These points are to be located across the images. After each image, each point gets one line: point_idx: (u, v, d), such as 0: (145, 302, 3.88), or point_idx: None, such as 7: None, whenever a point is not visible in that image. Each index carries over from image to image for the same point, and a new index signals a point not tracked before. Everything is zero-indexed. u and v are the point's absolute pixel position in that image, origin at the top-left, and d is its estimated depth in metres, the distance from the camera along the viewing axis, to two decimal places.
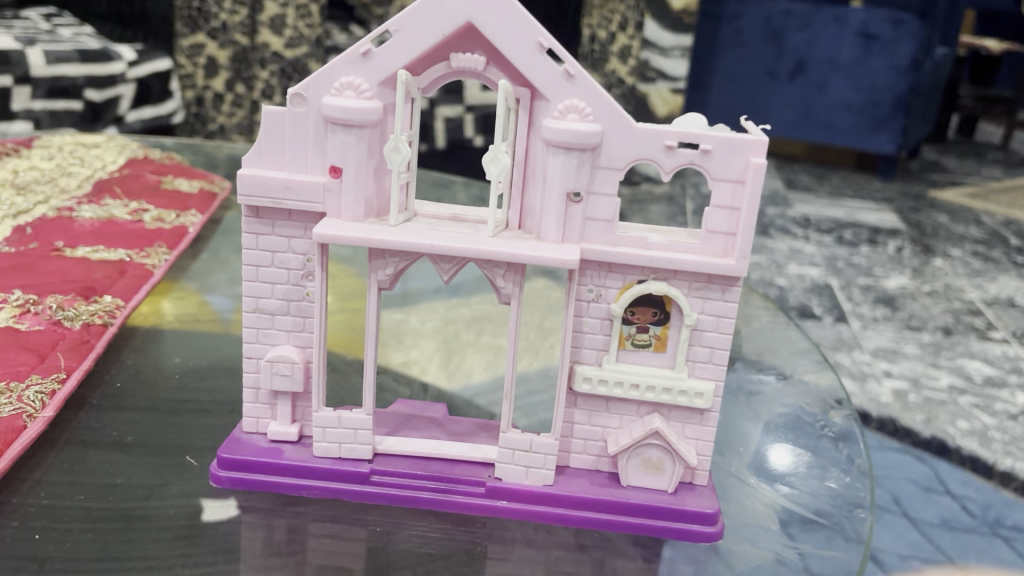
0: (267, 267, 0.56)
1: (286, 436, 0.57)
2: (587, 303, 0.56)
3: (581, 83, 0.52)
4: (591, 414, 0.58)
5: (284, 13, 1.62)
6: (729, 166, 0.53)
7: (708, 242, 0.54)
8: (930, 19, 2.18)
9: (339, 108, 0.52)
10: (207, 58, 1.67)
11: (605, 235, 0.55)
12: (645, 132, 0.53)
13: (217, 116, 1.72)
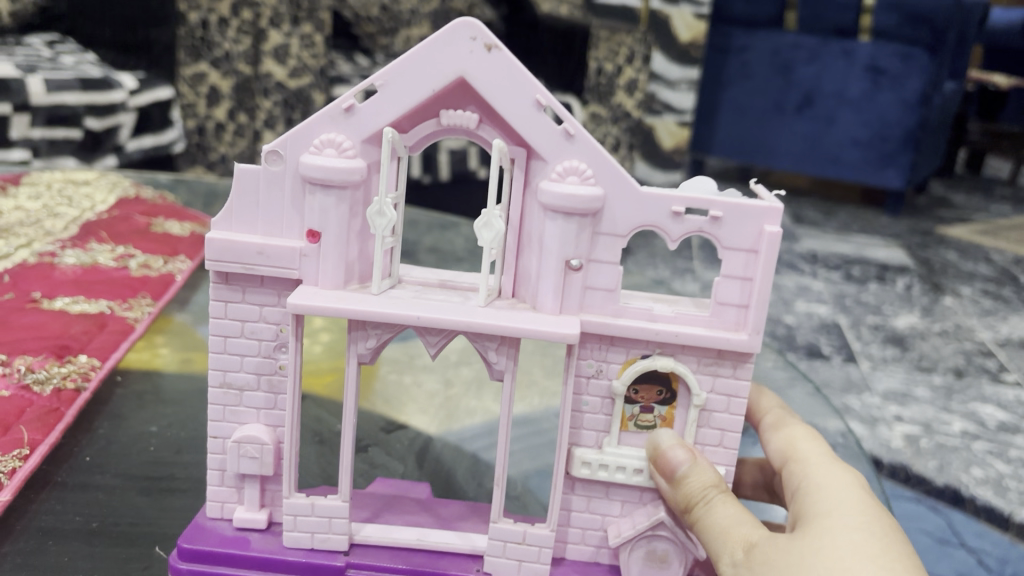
0: (235, 337, 0.53)
1: (254, 523, 0.54)
2: (586, 380, 0.53)
3: (582, 144, 0.50)
4: (590, 501, 0.55)
5: (288, 42, 1.61)
6: (743, 230, 0.51)
7: (720, 317, 0.52)
8: (940, 55, 2.12)
9: (319, 168, 0.49)
10: (209, 86, 1.66)
11: (606, 305, 0.52)
12: (650, 197, 0.50)
13: (219, 145, 1.70)
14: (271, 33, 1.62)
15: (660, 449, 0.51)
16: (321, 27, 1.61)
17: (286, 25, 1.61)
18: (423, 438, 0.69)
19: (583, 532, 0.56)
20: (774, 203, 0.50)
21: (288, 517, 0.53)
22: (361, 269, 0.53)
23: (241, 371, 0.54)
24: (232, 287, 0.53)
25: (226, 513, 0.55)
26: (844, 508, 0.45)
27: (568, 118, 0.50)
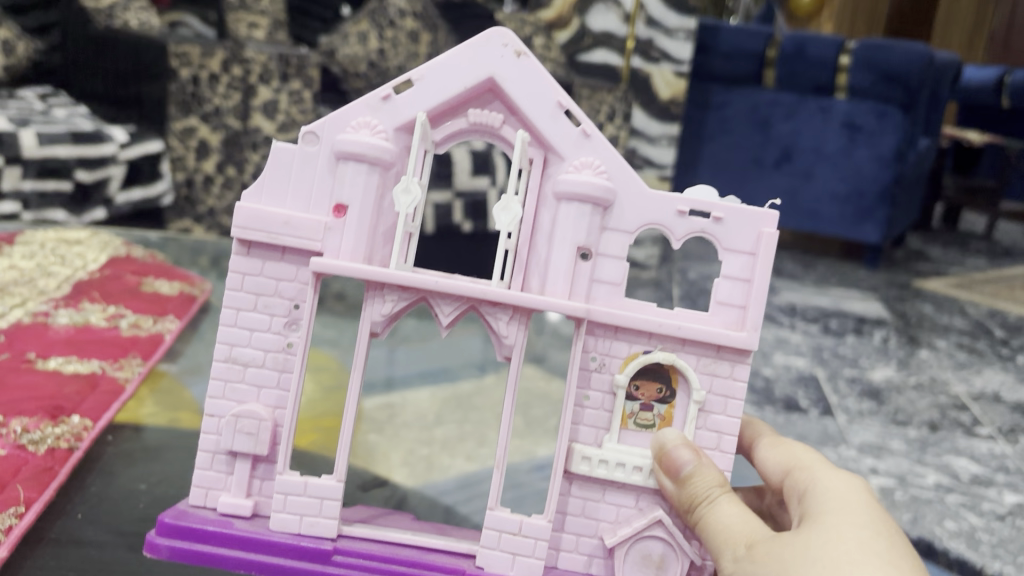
0: (246, 312, 0.60)
1: (237, 509, 0.59)
2: (591, 373, 0.61)
3: (595, 144, 0.60)
4: (586, 502, 0.62)
5: (278, 98, 1.64)
6: (746, 231, 0.60)
7: (724, 317, 0.61)
8: (913, 112, 2.19)
9: (353, 142, 0.58)
10: (199, 140, 1.66)
11: (611, 298, 0.61)
12: (658, 199, 0.60)
13: (207, 198, 1.70)
14: (259, 89, 1.64)
15: (666, 448, 0.58)
16: (309, 84, 1.66)
17: (275, 81, 1.63)
18: (400, 495, 0.71)
19: (577, 538, 0.62)
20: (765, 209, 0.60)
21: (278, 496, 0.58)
22: (380, 254, 0.60)
23: (249, 346, 0.60)
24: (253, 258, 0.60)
25: (209, 501, 0.60)
26: (842, 492, 0.54)
27: (585, 120, 0.60)
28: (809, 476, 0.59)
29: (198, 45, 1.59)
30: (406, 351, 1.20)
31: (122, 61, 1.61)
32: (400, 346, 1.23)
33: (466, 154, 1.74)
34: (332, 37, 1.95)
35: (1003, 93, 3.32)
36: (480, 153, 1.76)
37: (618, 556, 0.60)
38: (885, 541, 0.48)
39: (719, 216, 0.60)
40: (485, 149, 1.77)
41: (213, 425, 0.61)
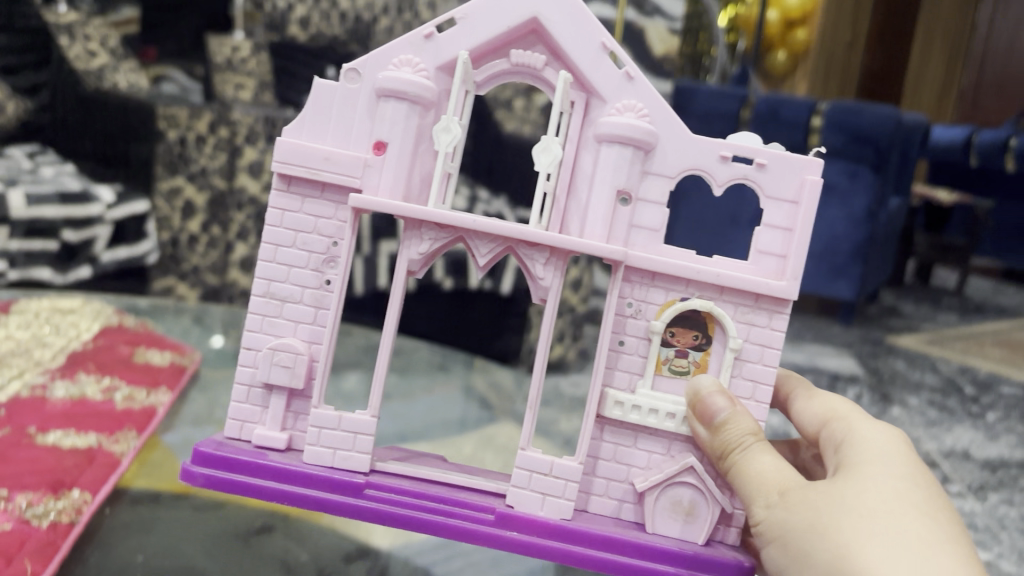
0: (285, 248, 0.68)
1: (271, 442, 0.67)
2: (627, 319, 0.67)
3: (637, 89, 0.66)
4: (617, 447, 0.68)
5: (263, 158, 1.65)
6: (787, 180, 0.66)
7: (763, 265, 0.67)
8: (883, 172, 2.27)
9: (396, 80, 0.66)
10: (184, 201, 1.69)
11: (649, 242, 0.68)
12: (701, 146, 0.67)
13: (192, 256, 1.71)
14: (246, 150, 1.65)
15: (700, 395, 0.64)
16: None
17: (261, 143, 1.64)
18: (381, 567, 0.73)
19: (607, 484, 0.68)
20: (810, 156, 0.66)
21: (313, 429, 0.66)
22: (415, 193, 0.68)
23: (287, 282, 0.68)
24: (292, 193, 0.68)
25: (243, 433, 0.68)
26: (881, 449, 0.62)
27: (628, 64, 0.66)
28: (843, 433, 0.67)
29: (186, 108, 1.65)
30: (386, 411, 1.21)
31: (112, 122, 1.66)
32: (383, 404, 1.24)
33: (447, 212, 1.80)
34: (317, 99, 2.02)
35: (971, 153, 3.42)
36: (461, 211, 1.80)
37: (649, 500, 0.66)
38: (918, 491, 0.56)
39: (761, 165, 0.66)
40: (465, 208, 1.82)
41: (251, 357, 0.68)
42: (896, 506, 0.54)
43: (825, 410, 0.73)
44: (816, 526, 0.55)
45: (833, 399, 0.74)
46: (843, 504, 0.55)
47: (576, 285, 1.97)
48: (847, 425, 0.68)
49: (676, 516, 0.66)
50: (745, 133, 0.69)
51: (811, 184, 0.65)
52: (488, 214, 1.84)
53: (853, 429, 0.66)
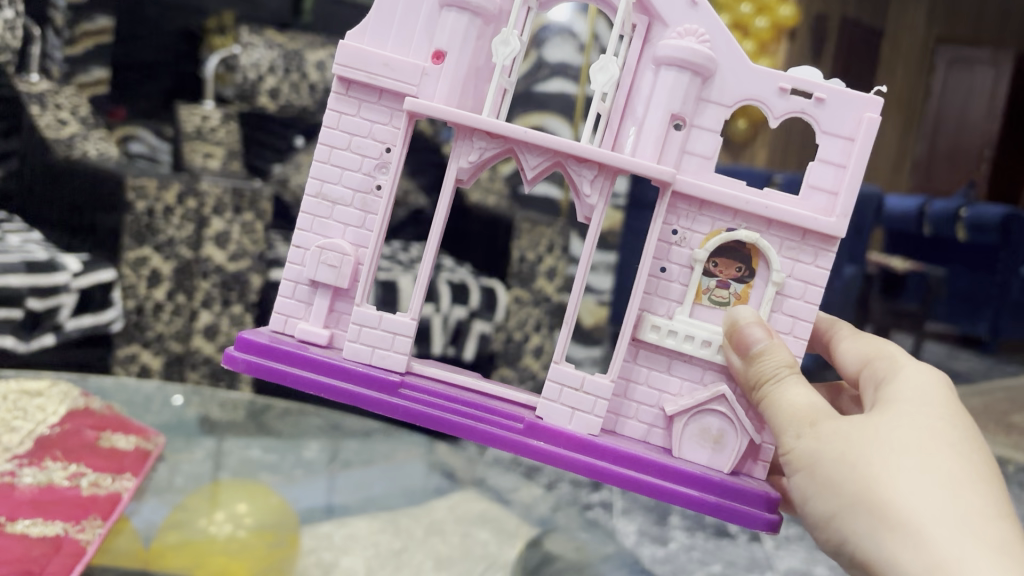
0: (338, 152, 0.88)
1: (315, 337, 0.87)
2: (671, 246, 0.84)
3: (710, 24, 0.82)
4: (651, 376, 0.85)
5: (229, 229, 1.72)
6: (840, 116, 0.81)
7: (814, 200, 0.82)
8: None
9: None
10: (151, 269, 1.66)
11: (699, 165, 0.83)
12: (762, 80, 0.82)
13: (156, 323, 1.69)
14: (213, 220, 1.71)
15: (739, 324, 0.79)
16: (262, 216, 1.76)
17: (228, 213, 1.72)
18: None
19: (640, 409, 0.85)
20: (871, 95, 0.80)
21: (355, 327, 0.85)
22: (467, 97, 0.86)
23: (339, 184, 0.88)
24: (350, 97, 0.87)
25: (287, 326, 0.89)
26: (923, 387, 0.71)
27: None
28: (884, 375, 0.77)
29: (155, 179, 1.61)
30: (347, 478, 1.20)
31: (79, 193, 1.63)
32: (343, 471, 1.22)
33: (412, 281, 1.82)
34: (285, 167, 2.08)
35: None
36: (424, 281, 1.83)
37: (679, 424, 0.82)
38: (951, 430, 0.65)
39: (821, 99, 0.81)
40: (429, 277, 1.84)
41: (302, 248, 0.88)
42: (930, 444, 0.64)
43: (864, 352, 0.84)
44: (849, 460, 0.65)
45: (872, 342, 0.85)
46: (874, 439, 0.65)
47: (539, 352, 2.04)
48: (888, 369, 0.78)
49: (704, 443, 0.82)
50: (806, 67, 0.83)
51: (867, 121, 0.80)
52: (451, 282, 1.87)
53: (898, 363, 0.77)
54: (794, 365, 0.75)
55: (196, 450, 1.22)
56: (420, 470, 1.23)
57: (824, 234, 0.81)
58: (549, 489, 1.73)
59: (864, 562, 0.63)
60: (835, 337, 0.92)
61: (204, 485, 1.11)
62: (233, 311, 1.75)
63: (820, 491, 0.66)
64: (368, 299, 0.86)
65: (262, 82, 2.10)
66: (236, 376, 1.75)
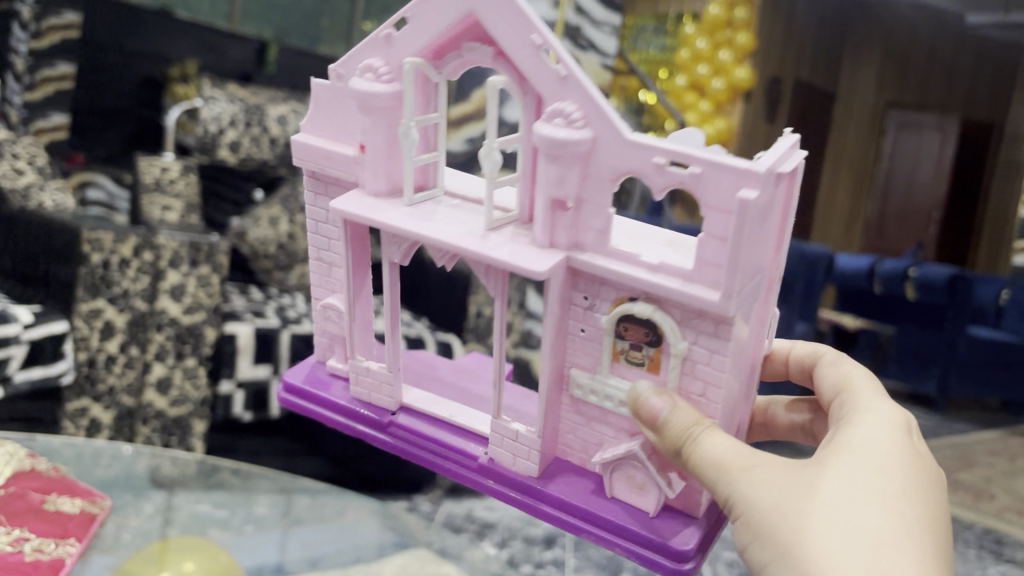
0: (321, 225, 0.95)
1: (340, 371, 0.98)
2: (584, 310, 0.80)
3: (578, 100, 0.74)
4: (587, 417, 0.83)
5: (186, 281, 1.62)
6: (718, 188, 0.69)
7: (707, 279, 0.71)
8: None
9: (358, 87, 0.83)
10: (104, 321, 1.59)
11: (597, 239, 0.77)
12: (638, 147, 0.72)
13: (108, 377, 1.62)
14: (169, 273, 1.61)
15: (639, 398, 0.74)
16: (218, 269, 1.65)
17: (184, 266, 1.62)
18: None
19: (587, 445, 0.84)
20: (746, 166, 0.67)
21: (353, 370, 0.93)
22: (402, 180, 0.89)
23: (329, 251, 0.96)
24: (319, 180, 0.94)
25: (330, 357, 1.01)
26: (874, 435, 0.71)
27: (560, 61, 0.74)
28: (848, 421, 0.76)
29: (112, 231, 1.56)
30: (298, 534, 1.20)
31: (34, 241, 1.62)
32: (294, 527, 1.22)
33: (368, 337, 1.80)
34: (243, 220, 2.06)
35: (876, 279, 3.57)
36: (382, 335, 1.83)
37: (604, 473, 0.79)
38: (886, 480, 0.66)
39: (696, 173, 0.69)
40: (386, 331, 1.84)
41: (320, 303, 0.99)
42: (862, 496, 0.64)
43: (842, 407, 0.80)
44: (787, 514, 0.65)
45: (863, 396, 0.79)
46: (807, 489, 0.66)
47: None
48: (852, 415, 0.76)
49: (631, 489, 0.78)
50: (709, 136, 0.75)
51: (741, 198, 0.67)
52: (408, 337, 1.88)
53: (863, 406, 0.77)
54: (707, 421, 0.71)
55: (145, 505, 1.21)
56: (371, 527, 1.23)
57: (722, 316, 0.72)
58: (500, 548, 1.74)
59: None
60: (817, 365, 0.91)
61: (152, 542, 1.10)
62: (186, 364, 1.64)
63: (757, 540, 0.66)
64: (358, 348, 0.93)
65: (222, 135, 2.11)
66: (187, 430, 1.67)
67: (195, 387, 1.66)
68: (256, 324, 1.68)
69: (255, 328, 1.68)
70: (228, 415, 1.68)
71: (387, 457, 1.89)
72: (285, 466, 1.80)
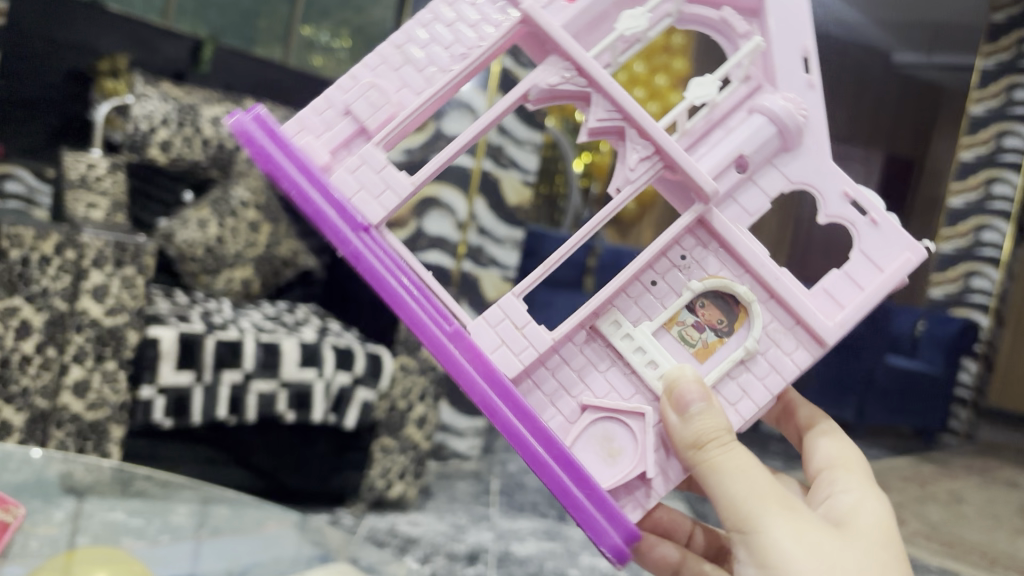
0: (699, 130, 0.82)
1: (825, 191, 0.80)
2: (846, 294, 0.77)
3: (792, 50, 0.81)
4: (784, 345, 0.77)
5: (110, 282, 1.53)
6: (853, 275, 0.78)
7: (782, 343, 0.77)
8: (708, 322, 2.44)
9: (728, 167, 0.79)
10: (21, 321, 1.46)
11: (841, 297, 0.77)
12: (856, 260, 0.78)
13: (21, 377, 1.49)
14: (92, 273, 1.51)
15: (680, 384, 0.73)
16: (144, 271, 1.57)
17: (108, 267, 1.53)
18: None
19: (767, 375, 0.77)
20: (916, 244, 0.76)
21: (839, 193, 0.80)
22: (641, 156, 0.77)
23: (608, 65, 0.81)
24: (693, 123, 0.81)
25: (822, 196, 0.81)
26: (867, 493, 0.82)
27: (845, 186, 0.80)
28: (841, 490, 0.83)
29: (33, 227, 1.45)
30: (214, 544, 1.17)
31: None
32: (210, 537, 1.18)
33: (295, 345, 1.79)
34: (170, 221, 1.99)
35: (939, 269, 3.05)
36: (309, 345, 1.81)
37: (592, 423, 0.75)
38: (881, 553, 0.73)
39: (873, 221, 0.78)
40: (314, 341, 1.82)
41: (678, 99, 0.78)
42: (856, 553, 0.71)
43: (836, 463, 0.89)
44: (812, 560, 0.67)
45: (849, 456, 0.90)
46: (832, 543, 0.70)
47: (420, 423, 2.04)
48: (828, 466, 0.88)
49: (600, 449, 0.75)
50: (887, 216, 0.78)
51: (773, 305, 0.78)
52: (337, 347, 1.85)
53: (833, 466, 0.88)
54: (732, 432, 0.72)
55: (55, 511, 1.17)
56: (290, 541, 1.20)
57: (813, 333, 0.76)
58: (423, 563, 1.70)
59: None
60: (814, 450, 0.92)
61: (61, 551, 1.06)
62: (105, 369, 1.54)
63: None
64: (833, 200, 0.80)
65: (153, 134, 2.06)
66: (104, 435, 1.56)
67: (114, 392, 1.56)
68: (179, 328, 1.63)
69: (178, 333, 1.63)
70: (148, 421, 1.61)
71: (313, 468, 1.89)
72: (203, 476, 1.76)
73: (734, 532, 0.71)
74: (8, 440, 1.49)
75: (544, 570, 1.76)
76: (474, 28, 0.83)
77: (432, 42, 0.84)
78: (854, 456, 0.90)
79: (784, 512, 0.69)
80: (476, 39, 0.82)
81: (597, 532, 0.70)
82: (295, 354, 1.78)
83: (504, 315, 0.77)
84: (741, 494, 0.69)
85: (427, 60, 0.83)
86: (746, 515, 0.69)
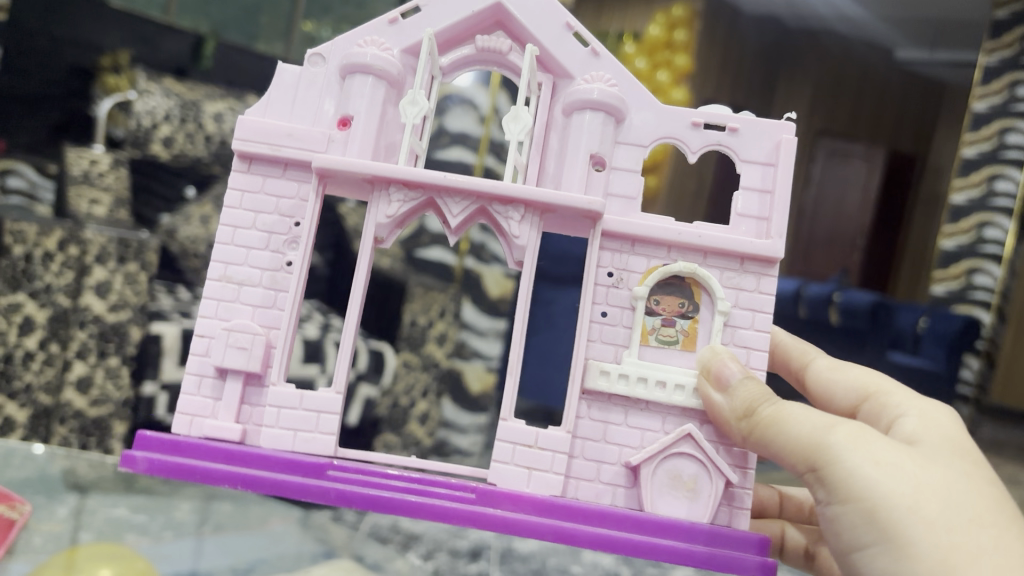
0: (544, 161, 0.93)
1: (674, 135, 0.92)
2: (763, 202, 0.90)
3: (558, 33, 0.92)
4: (737, 295, 0.87)
5: (112, 279, 1.52)
6: (754, 176, 0.90)
7: (743, 282, 0.88)
8: None
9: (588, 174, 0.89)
10: (24, 316, 1.48)
11: (761, 204, 0.90)
12: (747, 165, 0.91)
13: (24, 373, 1.49)
14: (96, 269, 1.51)
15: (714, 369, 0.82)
16: (148, 267, 1.56)
17: (111, 263, 1.52)
18: None
19: (735, 333, 0.87)
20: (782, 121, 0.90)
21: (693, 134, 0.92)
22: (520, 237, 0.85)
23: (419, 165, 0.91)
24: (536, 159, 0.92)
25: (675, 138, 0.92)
26: (928, 410, 0.83)
27: (688, 117, 0.91)
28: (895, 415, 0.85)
29: (37, 223, 1.47)
30: (215, 541, 1.15)
31: None
32: (212, 534, 1.17)
33: (299, 341, 1.78)
34: (172, 218, 2.01)
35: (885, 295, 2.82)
36: (312, 342, 1.80)
37: (649, 473, 0.82)
38: (962, 459, 0.74)
39: (734, 129, 0.91)
40: (317, 338, 1.82)
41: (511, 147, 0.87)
42: (937, 462, 0.73)
43: (861, 386, 0.93)
44: (894, 472, 0.70)
45: (867, 374, 0.94)
46: (909, 458, 0.72)
47: (423, 420, 2.10)
48: (865, 395, 0.92)
49: (677, 490, 0.82)
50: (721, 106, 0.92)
51: (716, 257, 0.88)
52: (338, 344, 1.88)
53: (869, 392, 0.92)
54: (767, 394, 0.78)
55: (58, 508, 1.17)
56: (293, 539, 1.18)
57: (763, 260, 0.87)
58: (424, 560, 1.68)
59: (874, 506, 0.69)
60: (835, 388, 0.97)
61: (64, 548, 1.05)
62: (109, 365, 1.53)
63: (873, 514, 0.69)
64: (695, 137, 0.91)
65: (155, 130, 2.07)
66: (106, 431, 1.55)
67: (117, 387, 1.55)
68: (182, 324, 1.60)
69: (181, 329, 1.60)
70: (150, 417, 1.56)
71: None
72: None
73: (809, 475, 0.74)
74: (11, 436, 1.50)
75: (545, 567, 1.74)
76: (277, 211, 0.90)
77: (247, 248, 0.90)
78: (863, 374, 0.96)
79: (853, 440, 0.72)
80: (284, 220, 0.90)
81: (739, 565, 0.76)
82: (298, 351, 1.78)
83: (511, 445, 0.83)
84: (796, 431, 0.73)
85: (254, 266, 0.89)
86: (817, 449, 0.72)
